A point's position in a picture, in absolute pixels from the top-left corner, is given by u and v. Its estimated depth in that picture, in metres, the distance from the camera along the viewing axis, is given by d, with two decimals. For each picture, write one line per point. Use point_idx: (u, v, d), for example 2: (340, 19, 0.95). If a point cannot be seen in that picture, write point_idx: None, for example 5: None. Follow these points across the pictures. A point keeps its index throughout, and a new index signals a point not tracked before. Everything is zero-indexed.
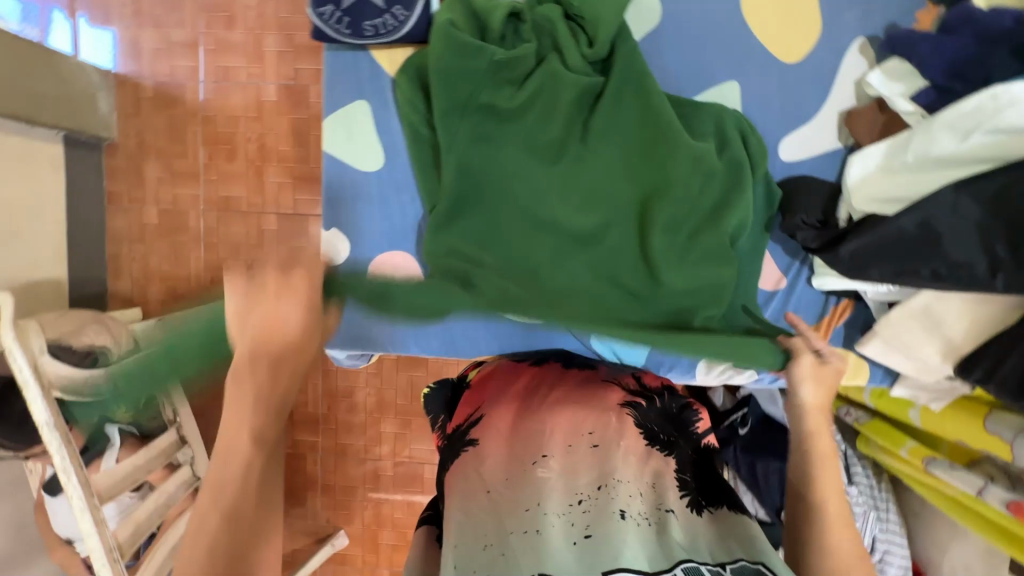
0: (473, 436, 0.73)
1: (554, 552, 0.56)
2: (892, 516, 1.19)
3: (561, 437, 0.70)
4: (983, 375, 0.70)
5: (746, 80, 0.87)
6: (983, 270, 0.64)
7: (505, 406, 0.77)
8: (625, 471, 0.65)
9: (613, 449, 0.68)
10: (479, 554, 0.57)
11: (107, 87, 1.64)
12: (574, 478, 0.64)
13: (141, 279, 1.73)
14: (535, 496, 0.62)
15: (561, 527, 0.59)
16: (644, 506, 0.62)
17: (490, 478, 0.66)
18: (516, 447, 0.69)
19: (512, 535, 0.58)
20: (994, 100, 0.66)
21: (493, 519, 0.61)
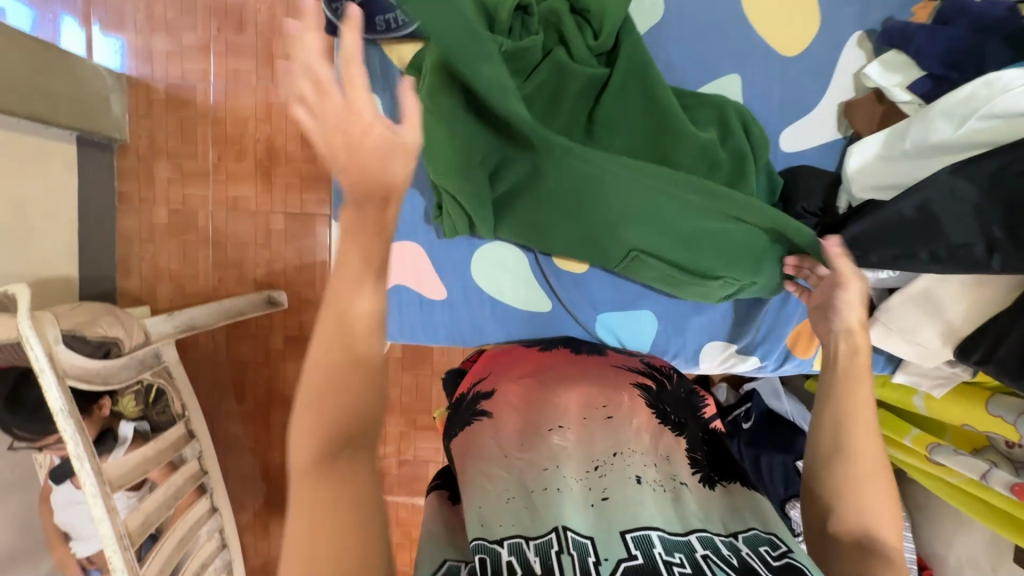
0: (485, 408, 0.76)
1: (572, 507, 0.61)
2: None
3: (576, 409, 0.73)
4: (981, 358, 0.71)
5: (747, 73, 0.90)
6: (982, 251, 0.66)
7: (514, 382, 0.81)
8: (637, 443, 0.70)
9: (627, 423, 0.72)
10: (503, 505, 0.62)
11: (120, 89, 1.68)
12: (591, 446, 0.68)
13: (150, 278, 1.76)
14: (553, 459, 0.67)
15: (578, 489, 0.63)
16: (659, 475, 0.66)
17: (507, 444, 0.69)
18: (531, 419, 0.73)
19: (534, 493, 0.63)
20: (988, 86, 0.68)
21: (514, 479, 0.65)
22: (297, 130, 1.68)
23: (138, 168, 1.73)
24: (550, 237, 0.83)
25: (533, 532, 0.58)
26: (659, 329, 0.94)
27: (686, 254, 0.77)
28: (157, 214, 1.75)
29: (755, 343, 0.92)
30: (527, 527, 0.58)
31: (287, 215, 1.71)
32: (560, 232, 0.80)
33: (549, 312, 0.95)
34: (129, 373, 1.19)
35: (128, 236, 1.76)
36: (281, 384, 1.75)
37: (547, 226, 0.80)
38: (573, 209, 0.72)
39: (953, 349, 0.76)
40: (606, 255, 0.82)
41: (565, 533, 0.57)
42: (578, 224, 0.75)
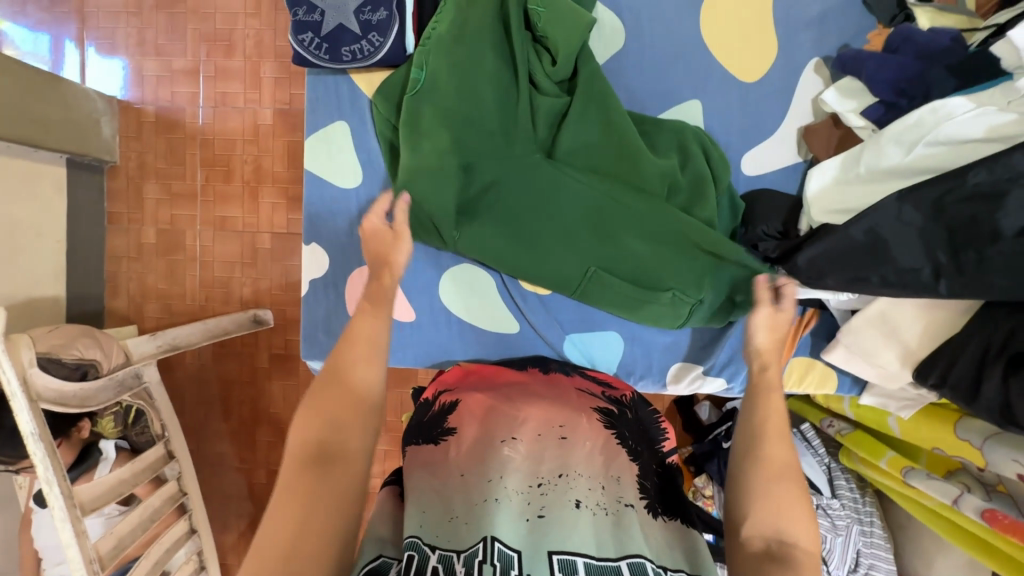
0: (450, 425, 0.78)
1: (508, 520, 0.63)
2: (876, 530, 1.19)
3: (534, 425, 0.76)
4: (938, 380, 0.72)
5: (708, 99, 0.91)
6: (927, 275, 0.67)
7: (479, 392, 0.85)
8: (586, 467, 0.71)
9: (580, 446, 0.73)
10: (444, 523, 0.65)
11: (111, 113, 1.71)
12: (538, 464, 0.71)
13: (138, 297, 1.78)
14: (499, 470, 0.69)
15: (518, 502, 0.66)
16: (603, 499, 0.68)
17: (463, 464, 0.71)
18: (490, 430, 0.76)
19: (475, 504, 0.66)
20: (933, 113, 0.69)
21: (459, 493, 0.68)
22: (283, 151, 1.70)
23: (127, 190, 1.76)
24: (514, 255, 0.87)
25: (467, 543, 0.61)
26: (625, 349, 0.95)
27: (636, 262, 0.85)
28: (145, 233, 1.77)
29: (720, 366, 0.92)
30: (463, 539, 0.62)
31: (272, 234, 1.72)
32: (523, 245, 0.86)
33: (518, 334, 0.96)
34: (107, 395, 1.18)
35: (117, 256, 1.78)
36: (265, 402, 1.74)
37: (512, 240, 0.86)
38: (535, 218, 0.85)
39: (911, 371, 0.76)
40: (567, 269, 0.87)
41: (493, 543, 0.59)
42: (541, 232, 0.85)
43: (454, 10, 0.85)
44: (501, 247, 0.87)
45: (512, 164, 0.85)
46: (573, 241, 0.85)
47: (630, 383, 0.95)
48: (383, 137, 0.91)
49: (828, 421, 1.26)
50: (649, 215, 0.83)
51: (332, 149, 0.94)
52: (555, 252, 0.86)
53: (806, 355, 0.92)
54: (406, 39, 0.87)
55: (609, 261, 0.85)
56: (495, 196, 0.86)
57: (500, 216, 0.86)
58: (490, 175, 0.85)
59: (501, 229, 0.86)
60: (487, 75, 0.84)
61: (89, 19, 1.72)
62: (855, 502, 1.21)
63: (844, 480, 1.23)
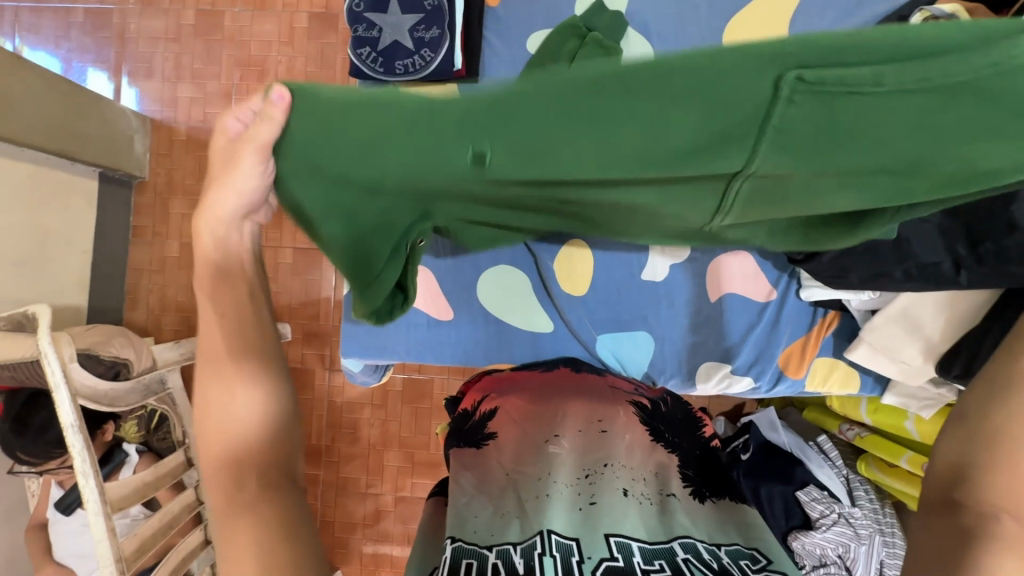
0: (491, 429, 0.79)
1: (562, 511, 0.64)
2: (897, 539, 1.21)
3: (574, 422, 0.79)
4: (962, 371, 0.75)
5: None
6: (948, 267, 0.72)
7: (517, 395, 0.86)
8: (628, 458, 0.73)
9: (620, 438, 0.76)
10: (495, 518, 0.65)
11: (143, 131, 1.78)
12: (584, 457, 0.73)
13: (157, 309, 1.79)
14: (547, 468, 0.71)
15: (568, 495, 0.67)
16: (647, 489, 0.70)
17: (508, 463, 0.73)
18: (531, 430, 0.78)
19: (527, 501, 0.66)
20: None
21: (509, 492, 0.68)
22: None
23: (153, 204, 1.80)
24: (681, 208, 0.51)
25: (517, 535, 0.61)
26: (655, 349, 0.98)
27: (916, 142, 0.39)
28: (168, 247, 1.80)
29: (747, 364, 0.96)
30: (515, 533, 0.61)
31: (294, 249, 1.77)
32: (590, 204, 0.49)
33: (551, 332, 1.00)
34: (134, 398, 1.19)
35: (139, 268, 1.80)
36: None
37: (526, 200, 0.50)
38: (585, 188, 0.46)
39: (934, 365, 0.81)
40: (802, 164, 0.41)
41: (549, 535, 0.59)
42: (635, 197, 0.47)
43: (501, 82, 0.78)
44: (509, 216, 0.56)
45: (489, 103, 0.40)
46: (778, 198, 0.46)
47: (661, 382, 0.98)
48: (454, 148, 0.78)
49: (846, 429, 1.29)
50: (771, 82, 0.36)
51: None
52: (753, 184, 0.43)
53: (829, 355, 0.95)
54: (453, 56, 0.97)
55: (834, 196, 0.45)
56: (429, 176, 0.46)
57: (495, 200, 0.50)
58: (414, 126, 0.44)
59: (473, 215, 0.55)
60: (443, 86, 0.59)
61: (128, 45, 1.80)
62: (875, 512, 1.24)
63: (862, 490, 1.26)
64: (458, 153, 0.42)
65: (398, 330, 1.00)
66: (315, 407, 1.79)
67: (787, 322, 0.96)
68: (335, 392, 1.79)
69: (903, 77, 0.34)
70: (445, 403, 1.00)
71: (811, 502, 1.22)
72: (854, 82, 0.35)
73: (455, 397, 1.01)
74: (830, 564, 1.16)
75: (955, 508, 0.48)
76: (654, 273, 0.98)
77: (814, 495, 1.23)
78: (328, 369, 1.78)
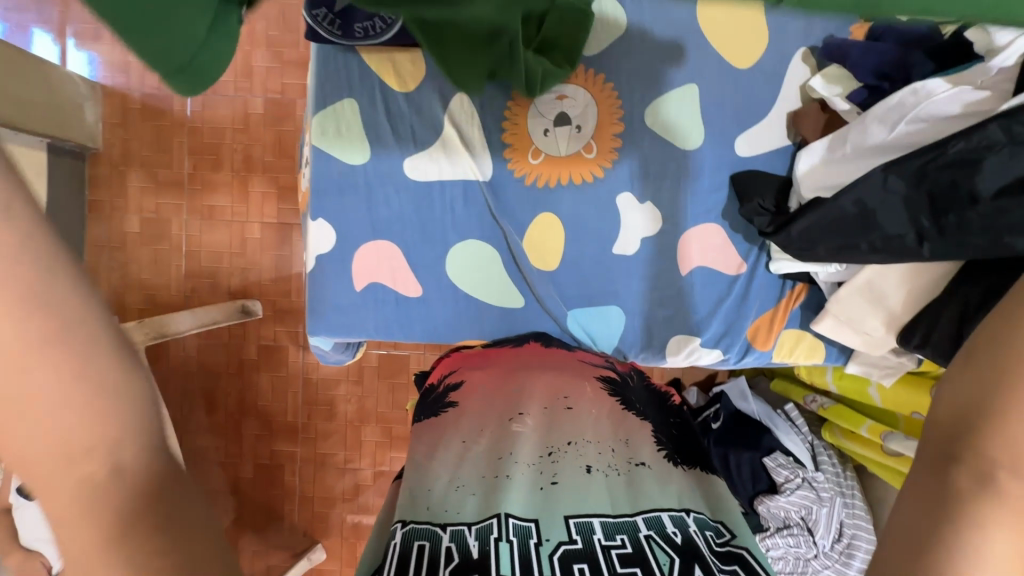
0: (452, 399, 0.80)
1: (521, 491, 0.63)
2: (857, 502, 1.26)
3: (540, 399, 0.77)
4: (920, 341, 0.76)
5: (704, 82, 0.96)
6: (911, 240, 0.72)
7: (481, 371, 0.85)
8: (594, 434, 0.72)
9: (585, 414, 0.75)
10: (452, 494, 0.64)
11: (93, 98, 1.67)
12: (548, 435, 0.72)
13: (120, 288, 1.72)
14: (510, 447, 0.69)
15: (530, 473, 0.66)
16: (614, 458, 0.69)
17: (467, 433, 0.73)
18: (496, 406, 0.77)
19: (484, 478, 0.65)
20: (915, 94, 0.76)
21: (465, 462, 0.68)
22: (274, 140, 1.69)
23: (109, 177, 1.71)
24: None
25: (475, 517, 0.60)
26: (628, 325, 0.99)
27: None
28: (128, 222, 1.72)
29: (717, 337, 0.97)
30: (472, 515, 0.61)
31: (262, 224, 1.71)
32: None
33: (523, 308, 0.98)
34: None
35: (98, 244, 1.72)
36: (253, 395, 1.77)
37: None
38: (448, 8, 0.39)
39: (896, 335, 0.82)
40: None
41: (506, 519, 0.58)
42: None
43: None
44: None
45: None
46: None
47: (632, 355, 0.99)
48: None
49: (811, 398, 1.32)
50: None
51: (340, 124, 0.93)
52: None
53: (797, 327, 0.96)
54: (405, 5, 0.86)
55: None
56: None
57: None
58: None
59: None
60: None
61: (72, 5, 1.68)
62: (837, 476, 1.29)
63: (826, 455, 1.31)
64: None
65: (368, 308, 0.98)
66: (290, 384, 1.77)
67: (756, 294, 0.97)
68: (310, 369, 1.77)
69: None
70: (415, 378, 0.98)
71: (777, 467, 1.26)
72: None
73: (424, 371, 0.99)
74: (792, 526, 1.21)
75: (945, 470, 0.37)
76: (624, 245, 0.98)
77: (780, 460, 1.27)
78: (302, 346, 1.76)
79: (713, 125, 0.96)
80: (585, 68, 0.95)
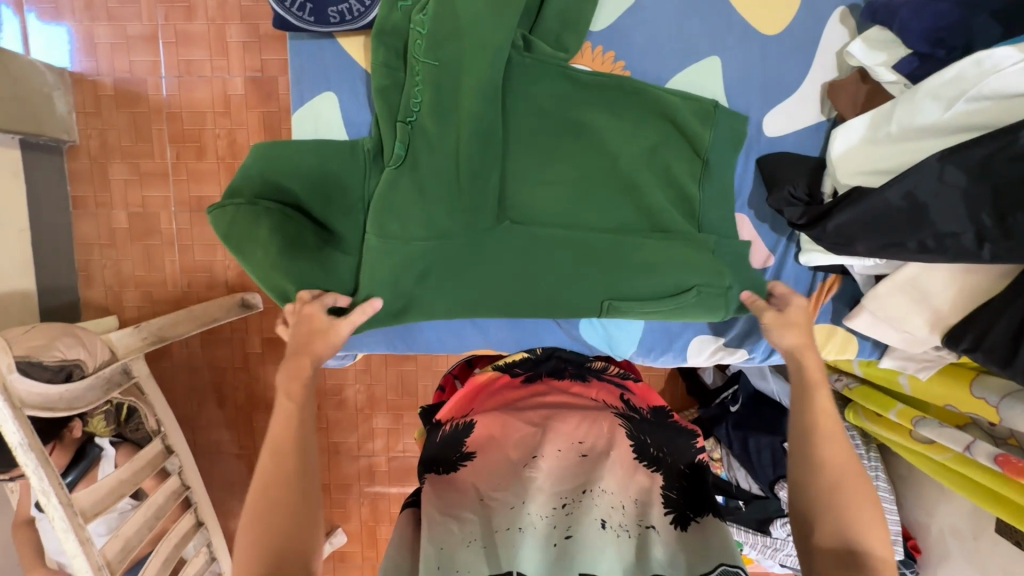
0: (470, 449, 0.74)
1: (534, 548, 0.62)
2: (882, 482, 1.21)
3: (556, 441, 0.74)
4: (971, 345, 0.71)
5: (726, 54, 0.87)
6: (970, 240, 0.64)
7: (496, 410, 0.81)
8: (610, 482, 0.70)
9: (601, 461, 0.72)
10: (462, 550, 0.62)
11: (63, 87, 1.56)
12: (560, 483, 0.70)
13: (115, 286, 1.66)
14: (523, 495, 0.67)
15: (543, 528, 0.65)
16: (625, 518, 0.67)
17: (483, 487, 0.69)
18: (510, 450, 0.74)
19: (496, 532, 0.63)
20: (977, 66, 0.65)
21: (478, 519, 0.65)
22: (258, 123, 1.58)
23: (90, 170, 1.62)
24: (546, 305, 0.80)
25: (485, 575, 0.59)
26: (646, 329, 0.94)
27: (646, 270, 0.79)
28: (116, 218, 1.63)
29: (739, 337, 0.92)
30: (481, 569, 0.60)
31: None
32: (503, 304, 0.80)
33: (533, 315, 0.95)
34: (94, 395, 1.13)
35: (86, 242, 1.64)
36: (262, 387, 1.68)
37: (447, 301, 0.79)
38: (466, 273, 0.78)
39: (941, 336, 0.75)
40: (578, 258, 0.79)
41: None
42: (501, 266, 0.79)
43: (480, 36, 0.74)
44: (440, 313, 0.79)
45: (424, 279, 0.77)
46: (575, 274, 0.79)
47: (649, 359, 0.95)
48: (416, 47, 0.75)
49: (835, 377, 1.24)
50: (585, 291, 0.79)
51: (319, 123, 0.87)
52: (560, 298, 0.80)
53: (828, 323, 0.90)
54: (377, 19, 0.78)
55: (627, 268, 0.79)
56: (398, 217, 0.75)
57: (422, 223, 0.75)
58: (428, 40, 0.74)
59: (399, 291, 0.77)
60: (339, 202, 0.80)
61: None
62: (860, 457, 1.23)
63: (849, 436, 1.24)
64: (442, 307, 0.79)
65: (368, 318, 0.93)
66: None
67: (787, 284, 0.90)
68: None
69: (666, 306, 0.79)
70: (420, 412, 0.94)
71: None
72: (625, 296, 0.79)
73: (430, 405, 0.95)
74: None
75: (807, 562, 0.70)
76: None
77: None
78: None
79: (738, 101, 0.87)
80: (593, 44, 0.88)
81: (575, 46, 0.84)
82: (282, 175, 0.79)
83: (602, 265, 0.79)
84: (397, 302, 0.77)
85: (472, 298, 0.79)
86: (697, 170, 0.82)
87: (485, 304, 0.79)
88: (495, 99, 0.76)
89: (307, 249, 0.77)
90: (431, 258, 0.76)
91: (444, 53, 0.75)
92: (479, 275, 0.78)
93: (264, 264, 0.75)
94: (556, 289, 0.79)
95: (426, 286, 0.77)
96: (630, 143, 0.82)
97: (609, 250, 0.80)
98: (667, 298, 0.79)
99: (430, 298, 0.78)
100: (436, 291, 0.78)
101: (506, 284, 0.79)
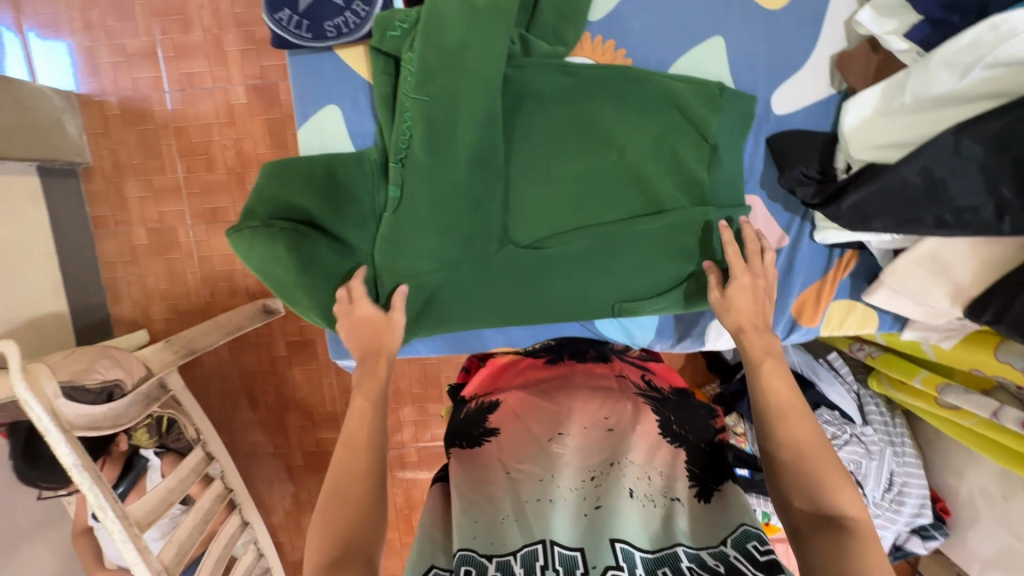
0: (493, 426, 0.77)
1: (565, 517, 0.63)
2: (908, 450, 1.21)
3: (580, 418, 0.76)
4: (994, 316, 0.70)
5: (730, 33, 0.84)
6: (989, 213, 0.64)
7: (521, 391, 0.83)
8: (638, 454, 0.71)
9: (627, 435, 0.73)
10: (496, 525, 0.64)
11: (71, 109, 1.58)
12: (588, 458, 0.71)
13: (142, 301, 1.70)
14: (551, 470, 0.69)
15: (573, 499, 0.66)
16: (652, 489, 0.68)
17: (508, 461, 0.71)
18: (533, 428, 0.75)
19: (527, 504, 0.65)
20: (993, 31, 0.63)
21: (508, 493, 0.68)
22: (263, 130, 1.59)
23: (107, 190, 1.65)
24: (556, 313, 0.86)
25: (519, 545, 0.61)
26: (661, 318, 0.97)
27: (644, 270, 0.83)
28: (136, 234, 1.67)
29: None
30: (516, 538, 0.62)
31: None
32: (516, 315, 0.85)
33: None
34: (136, 411, 1.18)
35: (110, 260, 1.68)
36: (291, 389, 1.73)
37: (463, 316, 0.85)
38: (478, 290, 0.83)
39: (963, 308, 0.74)
40: (583, 270, 0.83)
41: (552, 546, 0.60)
42: (510, 282, 0.83)
43: (469, 58, 0.74)
44: (460, 324, 0.85)
45: (440, 299, 0.83)
46: (581, 284, 0.84)
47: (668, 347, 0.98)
48: (409, 75, 0.75)
49: (857, 346, 1.24)
50: (589, 299, 0.85)
51: (324, 136, 0.88)
52: (568, 306, 0.85)
53: (847, 298, 0.90)
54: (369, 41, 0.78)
55: (630, 274, 0.83)
56: (408, 254, 0.79)
57: (429, 256, 0.79)
58: (418, 77, 0.74)
59: (419, 312, 0.82)
60: (351, 219, 0.82)
61: (25, 7, 1.56)
62: (886, 425, 1.22)
63: (874, 405, 1.24)
64: (461, 319, 0.85)
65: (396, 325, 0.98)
66: None
67: (802, 264, 0.89)
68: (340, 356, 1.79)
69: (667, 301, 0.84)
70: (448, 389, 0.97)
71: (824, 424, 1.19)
72: (631, 295, 0.84)
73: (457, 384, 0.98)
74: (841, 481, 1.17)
75: None
76: None
77: (827, 417, 1.20)
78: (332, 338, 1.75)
79: (745, 81, 0.86)
80: (592, 34, 0.87)
81: (574, 39, 0.83)
82: (291, 197, 0.80)
83: (606, 275, 0.84)
84: (416, 321, 0.83)
85: (487, 312, 0.85)
86: (704, 155, 0.81)
87: (498, 315, 0.85)
88: (492, 122, 0.76)
89: (325, 268, 0.79)
90: (440, 288, 0.82)
91: (435, 78, 0.74)
92: (491, 293, 0.83)
93: (287, 290, 0.78)
94: (563, 299, 0.85)
95: (442, 305, 0.83)
96: (635, 136, 0.81)
97: (612, 262, 0.83)
98: (668, 293, 0.84)
99: (450, 307, 0.84)
100: (453, 309, 0.84)
101: (516, 301, 0.84)
